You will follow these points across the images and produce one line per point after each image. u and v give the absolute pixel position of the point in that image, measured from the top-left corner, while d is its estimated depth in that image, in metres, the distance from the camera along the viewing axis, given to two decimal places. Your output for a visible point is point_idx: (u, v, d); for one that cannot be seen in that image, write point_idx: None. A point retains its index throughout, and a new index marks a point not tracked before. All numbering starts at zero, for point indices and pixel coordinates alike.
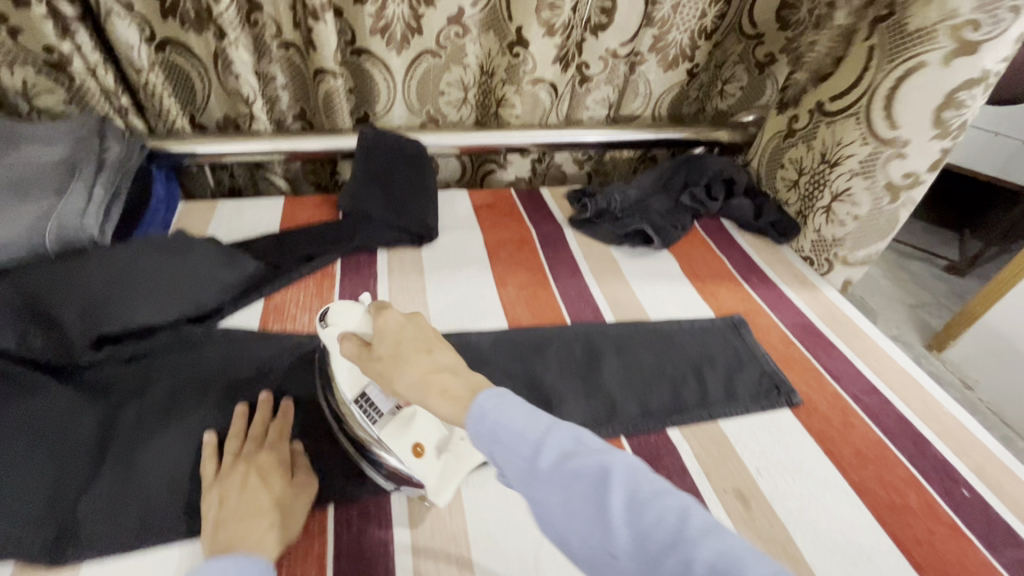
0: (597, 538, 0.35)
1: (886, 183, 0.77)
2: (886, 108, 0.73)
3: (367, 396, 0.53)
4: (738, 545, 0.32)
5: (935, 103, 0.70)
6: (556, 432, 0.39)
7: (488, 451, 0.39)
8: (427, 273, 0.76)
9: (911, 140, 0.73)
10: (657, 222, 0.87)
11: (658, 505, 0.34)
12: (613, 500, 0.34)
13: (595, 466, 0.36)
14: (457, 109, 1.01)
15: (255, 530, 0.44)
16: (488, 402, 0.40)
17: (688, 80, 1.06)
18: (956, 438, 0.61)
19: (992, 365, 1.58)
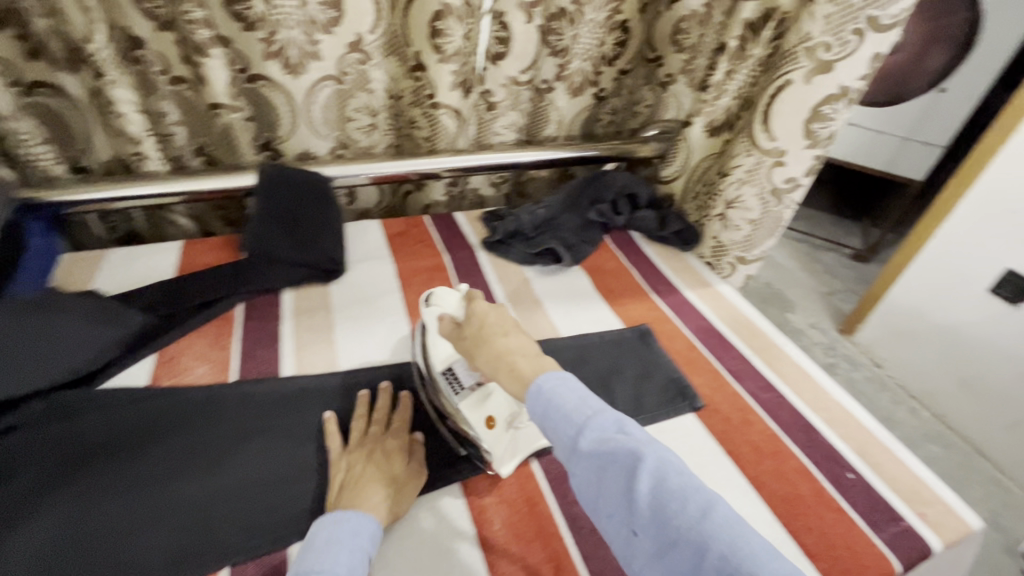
0: (623, 515, 0.39)
1: (772, 189, 0.83)
2: (764, 123, 0.79)
3: (452, 370, 0.60)
4: (754, 549, 0.35)
5: (804, 117, 0.76)
6: (600, 415, 0.43)
7: (540, 425, 0.45)
8: (336, 308, 0.75)
9: (788, 150, 0.79)
10: (567, 239, 0.90)
11: (686, 499, 0.37)
12: (641, 486, 0.38)
13: (629, 451, 0.40)
14: (367, 134, 0.99)
15: (371, 497, 0.50)
16: (545, 381, 0.46)
17: (597, 103, 1.10)
18: (842, 423, 0.66)
19: (895, 343, 1.73)
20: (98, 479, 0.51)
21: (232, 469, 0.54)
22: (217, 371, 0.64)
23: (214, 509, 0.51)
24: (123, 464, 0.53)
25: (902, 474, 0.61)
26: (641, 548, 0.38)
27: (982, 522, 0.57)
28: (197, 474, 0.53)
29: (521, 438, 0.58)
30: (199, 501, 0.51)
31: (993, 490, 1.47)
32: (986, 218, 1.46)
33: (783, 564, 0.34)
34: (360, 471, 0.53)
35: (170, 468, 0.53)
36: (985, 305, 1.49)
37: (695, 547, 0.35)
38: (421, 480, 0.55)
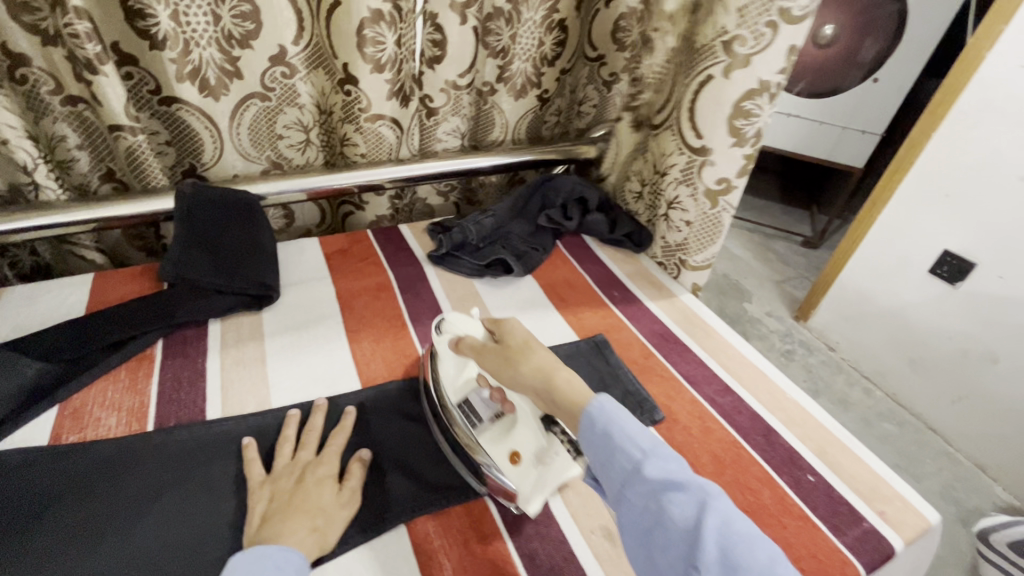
0: (683, 552, 0.38)
1: (705, 189, 0.81)
2: (691, 121, 0.79)
3: (469, 402, 0.59)
4: None
5: (726, 113, 0.75)
6: (665, 449, 0.44)
7: (598, 446, 0.45)
8: (269, 339, 0.69)
9: (716, 149, 0.78)
10: (517, 248, 0.87)
11: (753, 543, 0.37)
12: (708, 521, 0.38)
13: (697, 487, 0.40)
14: (301, 151, 0.93)
15: (299, 529, 0.47)
16: (611, 406, 0.47)
17: (541, 105, 1.07)
18: (800, 424, 0.65)
19: (847, 327, 1.78)
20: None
21: (148, 534, 0.48)
22: (130, 420, 0.57)
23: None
24: (16, 541, 0.46)
25: (861, 472, 0.60)
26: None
27: (939, 516, 0.57)
28: (106, 544, 0.47)
29: (551, 472, 0.53)
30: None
31: (944, 463, 1.53)
32: (923, 203, 1.51)
33: None
34: (294, 523, 0.48)
35: (73, 541, 0.47)
36: (927, 287, 1.54)
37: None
38: (351, 508, 0.51)
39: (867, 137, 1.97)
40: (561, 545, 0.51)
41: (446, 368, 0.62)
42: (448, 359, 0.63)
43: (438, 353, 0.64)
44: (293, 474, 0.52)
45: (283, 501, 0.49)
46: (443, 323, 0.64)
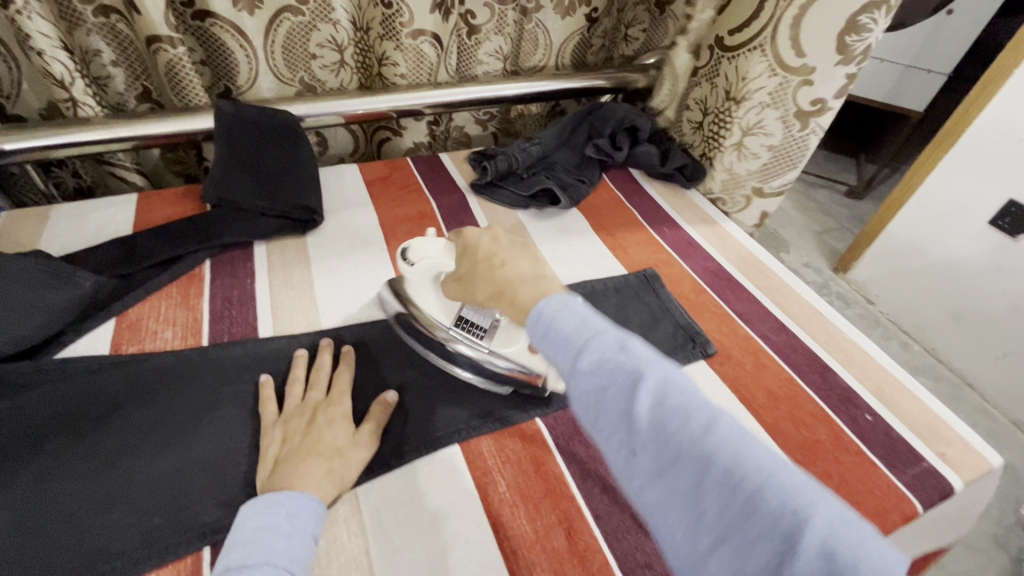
0: (621, 437, 0.35)
1: (796, 111, 0.77)
2: (792, 37, 0.71)
3: (463, 319, 0.58)
4: (759, 460, 0.32)
5: (838, 27, 0.68)
6: (602, 335, 0.39)
7: (543, 351, 0.42)
8: (316, 264, 0.68)
9: (818, 67, 0.72)
10: (563, 179, 0.84)
11: (690, 417, 0.34)
12: (640, 407, 0.35)
13: (628, 372, 0.37)
14: (335, 74, 0.90)
15: (315, 458, 0.45)
16: (546, 305, 0.42)
17: (588, 26, 1.01)
18: (857, 364, 0.63)
19: (890, 281, 1.72)
20: (54, 457, 0.46)
21: (212, 439, 0.49)
22: (185, 335, 0.58)
23: (191, 483, 0.46)
24: (86, 437, 0.47)
25: (920, 413, 0.58)
26: (637, 472, 0.34)
27: (1001, 459, 0.55)
28: (170, 446, 0.48)
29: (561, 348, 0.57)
30: (172, 475, 0.46)
31: (978, 417, 1.49)
32: (990, 148, 1.40)
33: (787, 472, 0.31)
34: (322, 437, 0.47)
35: (137, 441, 0.48)
36: (985, 238, 1.46)
37: (695, 462, 0.32)
38: (367, 450, 0.49)
39: (931, 77, 1.82)
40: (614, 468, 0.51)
41: (428, 295, 0.59)
42: (421, 283, 0.59)
43: (409, 280, 0.59)
44: (304, 415, 0.49)
45: (296, 443, 0.46)
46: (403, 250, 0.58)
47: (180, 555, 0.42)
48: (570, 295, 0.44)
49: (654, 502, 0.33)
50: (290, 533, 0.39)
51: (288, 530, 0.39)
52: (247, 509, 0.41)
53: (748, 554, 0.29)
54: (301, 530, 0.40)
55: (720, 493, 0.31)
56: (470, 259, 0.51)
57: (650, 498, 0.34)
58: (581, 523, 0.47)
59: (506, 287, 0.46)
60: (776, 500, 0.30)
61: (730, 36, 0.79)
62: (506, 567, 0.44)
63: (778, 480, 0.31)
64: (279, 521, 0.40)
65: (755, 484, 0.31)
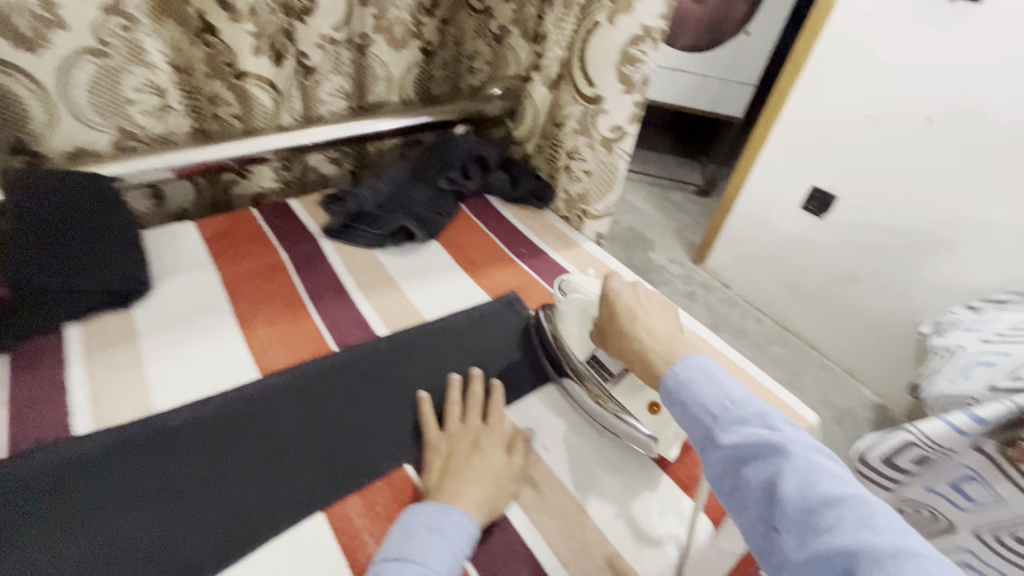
0: (761, 511, 0.37)
1: (600, 138, 0.83)
2: (582, 69, 0.79)
3: (596, 358, 0.61)
4: (932, 570, 0.31)
5: (615, 59, 0.76)
6: (742, 406, 0.41)
7: (680, 416, 0.44)
8: (143, 339, 0.61)
9: (607, 97, 0.79)
10: (419, 213, 0.84)
11: (841, 505, 0.34)
12: (787, 484, 0.36)
13: (771, 446, 0.38)
14: (159, 119, 0.82)
15: None
16: (683, 369, 0.46)
17: (427, 58, 1.04)
18: (699, 352, 0.70)
19: (738, 265, 1.95)
20: (77, 519, 0.44)
21: (22, 559, 0.42)
22: None
23: (233, 526, 0.46)
24: (107, 495, 0.46)
25: (752, 388, 0.66)
26: (783, 553, 0.35)
27: (816, 416, 0.64)
28: (209, 491, 0.48)
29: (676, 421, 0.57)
30: (214, 520, 0.46)
31: (821, 373, 1.74)
32: (792, 145, 1.66)
33: None
34: None
35: None
36: (801, 220, 1.71)
37: (847, 553, 0.32)
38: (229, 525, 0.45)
39: (743, 88, 2.12)
40: None
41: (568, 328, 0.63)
42: (569, 320, 0.64)
43: (560, 310, 0.65)
44: None
45: None
46: (565, 282, 0.66)
47: None
48: (711, 360, 0.46)
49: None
50: (442, 534, 0.43)
51: (444, 531, 0.43)
52: (412, 509, 0.45)
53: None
54: (446, 528, 0.44)
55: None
56: (609, 309, 0.57)
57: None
58: None
59: (646, 344, 0.51)
60: None
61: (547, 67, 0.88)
62: None
63: None
64: (421, 532, 0.43)
65: None
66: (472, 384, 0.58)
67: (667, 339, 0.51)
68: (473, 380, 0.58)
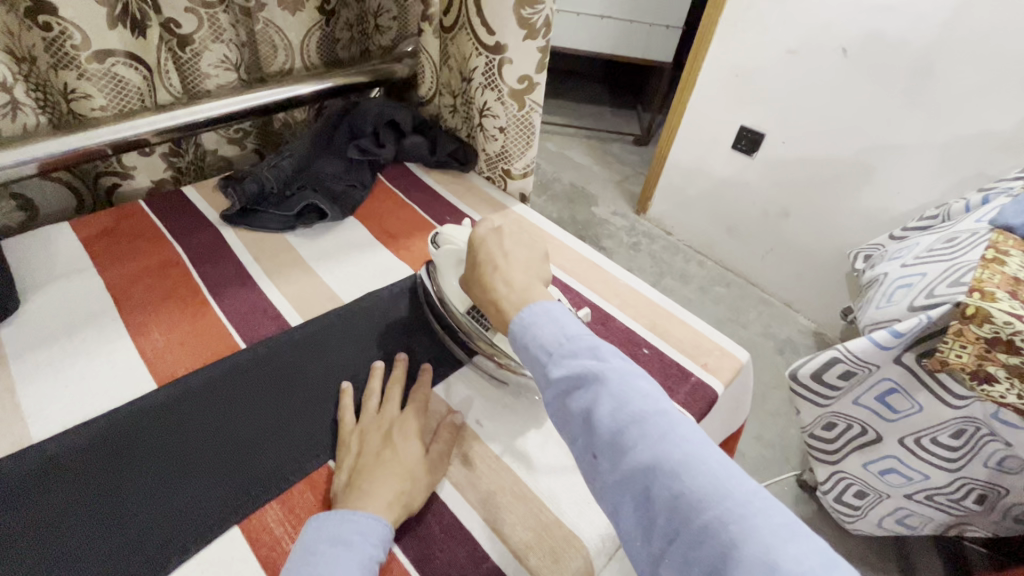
0: (583, 439, 0.38)
1: (508, 91, 0.78)
2: (480, 16, 0.74)
3: (476, 309, 0.58)
4: (713, 469, 0.34)
5: (512, 4, 0.70)
6: (574, 340, 0.42)
7: (519, 351, 0.44)
8: (12, 361, 0.53)
9: (508, 45, 0.74)
10: (332, 189, 0.78)
11: (645, 423, 0.36)
12: (602, 410, 0.37)
13: (593, 374, 0.39)
14: (8, 117, 0.71)
15: None
16: (529, 313, 0.45)
17: (327, 19, 0.93)
18: (632, 304, 0.69)
19: (678, 211, 1.97)
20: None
21: None
22: None
23: (173, 530, 0.44)
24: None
25: (685, 334, 0.66)
26: (600, 474, 0.37)
27: (747, 353, 0.65)
28: (142, 499, 0.45)
29: None
30: (154, 528, 0.43)
31: (762, 307, 1.81)
32: (719, 86, 1.66)
33: (742, 484, 0.34)
34: None
35: None
36: (733, 160, 1.73)
37: (646, 469, 0.35)
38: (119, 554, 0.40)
39: (670, 32, 2.08)
40: None
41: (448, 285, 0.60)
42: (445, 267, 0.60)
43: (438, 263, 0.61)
44: None
45: None
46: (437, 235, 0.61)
47: None
48: (552, 302, 0.46)
49: (615, 505, 0.36)
50: (348, 544, 0.40)
51: (350, 541, 0.41)
52: (317, 523, 0.43)
53: (692, 561, 0.32)
54: (352, 538, 0.41)
55: (670, 507, 0.34)
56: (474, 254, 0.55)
57: (609, 497, 0.37)
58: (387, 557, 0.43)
59: (503, 296, 0.49)
60: (722, 512, 0.32)
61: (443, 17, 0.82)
62: None
63: (725, 491, 0.33)
64: (325, 547, 0.41)
65: (702, 496, 0.33)
66: (397, 370, 0.56)
67: (524, 286, 0.50)
68: (397, 365, 0.57)
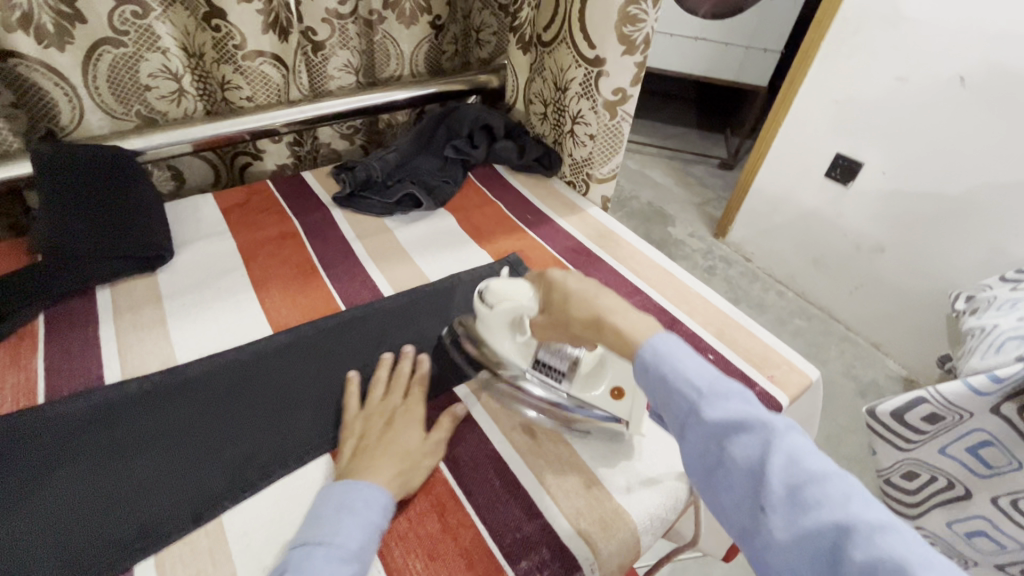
0: (750, 493, 0.38)
1: (603, 101, 0.83)
2: (583, 31, 0.79)
3: (542, 364, 0.58)
4: (902, 534, 0.33)
5: (614, 19, 0.75)
6: (727, 387, 0.42)
7: (660, 395, 0.44)
8: (166, 300, 0.65)
9: (609, 59, 0.79)
10: (427, 182, 0.86)
11: (825, 483, 0.36)
12: (772, 461, 0.38)
13: (760, 426, 0.40)
14: (177, 103, 0.86)
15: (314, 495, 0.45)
16: (661, 343, 0.46)
17: (436, 33, 1.03)
18: (701, 312, 0.70)
19: (760, 238, 1.91)
20: (118, 438, 0.50)
21: (61, 490, 0.46)
22: (18, 398, 0.53)
23: (266, 450, 0.51)
24: (153, 422, 0.52)
25: (754, 345, 0.66)
26: (765, 528, 0.37)
27: (819, 372, 0.64)
28: (177, 449, 0.50)
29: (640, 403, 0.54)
30: (264, 444, 0.51)
31: (845, 346, 1.70)
32: (815, 112, 1.61)
33: (934, 551, 0.33)
34: None
35: None
36: (825, 189, 1.66)
37: (830, 527, 0.34)
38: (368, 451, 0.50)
39: (767, 55, 2.04)
40: (486, 446, 0.53)
41: (499, 336, 0.58)
42: (497, 328, 0.58)
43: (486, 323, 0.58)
44: (362, 427, 0.52)
45: None
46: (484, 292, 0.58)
47: None
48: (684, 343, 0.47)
49: (785, 561, 0.35)
50: (352, 511, 0.43)
51: (354, 508, 0.44)
52: (327, 491, 0.46)
53: None
54: (356, 505, 0.44)
55: (843, 554, 0.33)
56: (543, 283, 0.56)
57: (776, 552, 0.36)
58: (454, 502, 0.48)
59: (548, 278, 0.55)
60: (919, 569, 0.31)
61: (545, 32, 0.88)
62: (383, 564, 0.44)
63: (918, 552, 0.32)
64: (330, 513, 0.43)
65: (891, 553, 0.32)
66: (403, 362, 0.59)
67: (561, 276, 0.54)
68: (404, 357, 0.59)
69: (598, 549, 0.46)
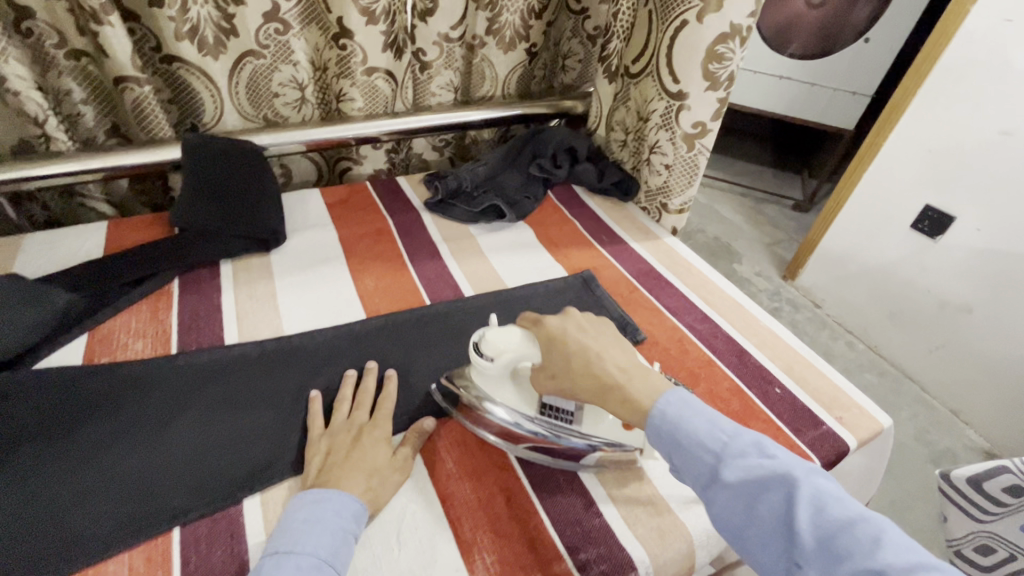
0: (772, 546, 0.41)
1: (682, 133, 0.86)
2: (669, 67, 0.83)
3: (548, 407, 0.54)
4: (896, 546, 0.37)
5: (701, 57, 0.79)
6: (734, 442, 0.45)
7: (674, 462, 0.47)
8: (277, 278, 0.73)
9: (691, 94, 0.82)
10: (509, 196, 0.92)
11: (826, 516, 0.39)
12: (796, 513, 0.40)
13: (767, 485, 0.42)
14: (297, 109, 0.96)
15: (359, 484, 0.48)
16: (672, 408, 0.48)
17: (530, 59, 1.10)
18: (771, 346, 0.71)
19: (833, 285, 1.84)
20: (237, 393, 0.58)
21: (191, 430, 0.54)
22: (156, 344, 0.62)
23: None
24: (266, 383, 0.59)
25: (824, 385, 0.66)
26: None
27: (891, 420, 0.63)
28: (153, 445, 0.52)
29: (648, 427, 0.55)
30: None
31: (920, 409, 1.60)
32: (903, 160, 1.55)
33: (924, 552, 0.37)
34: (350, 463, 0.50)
35: (129, 435, 0.52)
36: (910, 240, 1.58)
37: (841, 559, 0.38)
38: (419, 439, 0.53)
39: (856, 99, 1.99)
40: None
41: (505, 390, 0.55)
42: (498, 378, 0.55)
43: (486, 377, 0.55)
44: (350, 432, 0.53)
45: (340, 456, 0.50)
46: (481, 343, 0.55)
47: (148, 539, 0.46)
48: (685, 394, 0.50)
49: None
50: (320, 520, 0.44)
51: (323, 517, 0.44)
52: (296, 501, 0.46)
53: None
54: (327, 515, 0.45)
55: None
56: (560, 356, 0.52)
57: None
58: (520, 490, 0.52)
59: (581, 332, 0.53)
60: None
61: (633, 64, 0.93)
62: (454, 534, 0.48)
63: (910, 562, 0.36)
64: (298, 523, 0.44)
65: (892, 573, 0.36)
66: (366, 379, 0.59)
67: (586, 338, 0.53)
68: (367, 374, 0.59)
69: (655, 554, 0.48)
